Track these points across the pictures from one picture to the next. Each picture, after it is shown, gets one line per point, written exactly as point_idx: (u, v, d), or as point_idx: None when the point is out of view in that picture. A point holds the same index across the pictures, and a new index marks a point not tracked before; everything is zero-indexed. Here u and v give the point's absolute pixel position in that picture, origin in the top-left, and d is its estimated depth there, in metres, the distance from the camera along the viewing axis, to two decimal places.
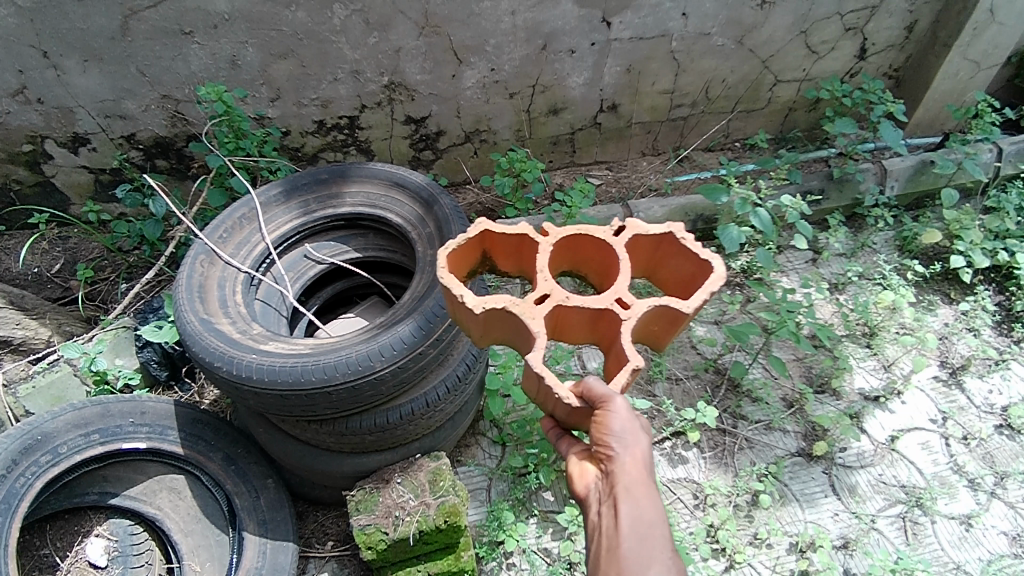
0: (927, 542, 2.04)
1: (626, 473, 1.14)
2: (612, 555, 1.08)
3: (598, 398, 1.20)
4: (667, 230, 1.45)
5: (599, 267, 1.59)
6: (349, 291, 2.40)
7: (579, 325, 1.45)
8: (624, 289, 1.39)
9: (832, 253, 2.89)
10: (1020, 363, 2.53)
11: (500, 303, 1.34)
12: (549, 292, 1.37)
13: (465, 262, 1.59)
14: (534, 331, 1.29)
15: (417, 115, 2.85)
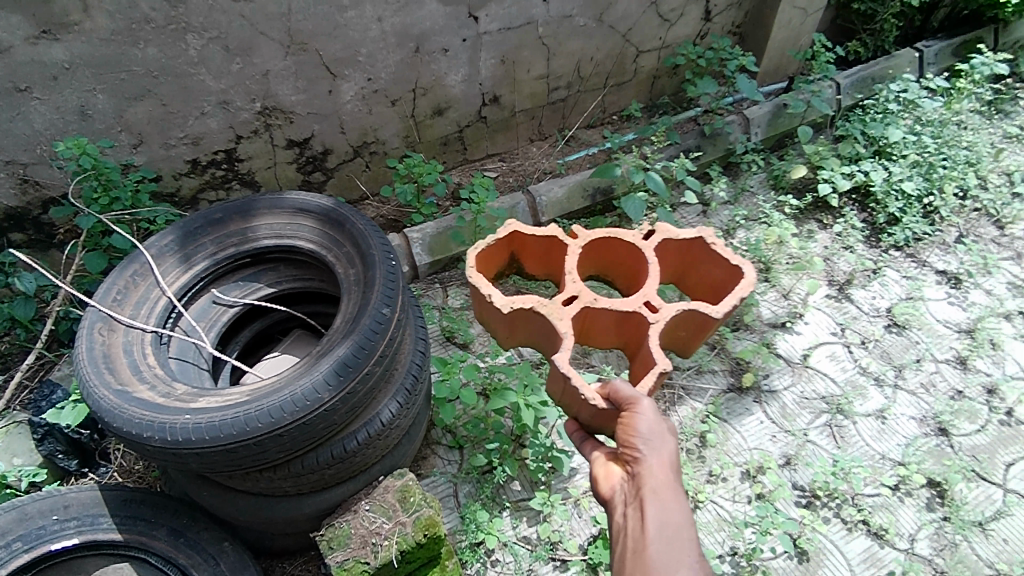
0: (853, 441, 2.26)
1: (652, 473, 1.33)
2: (639, 555, 1.20)
3: (628, 400, 1.50)
4: (697, 237, 2.12)
5: (629, 270, 2.24)
6: (269, 329, 2.29)
7: (607, 323, 2.04)
8: (652, 295, 1.97)
9: (719, 203, 3.11)
10: (893, 269, 2.84)
11: (530, 303, 1.92)
12: (577, 294, 1.96)
13: (497, 258, 2.28)
14: (562, 331, 1.86)
15: (299, 137, 2.76)
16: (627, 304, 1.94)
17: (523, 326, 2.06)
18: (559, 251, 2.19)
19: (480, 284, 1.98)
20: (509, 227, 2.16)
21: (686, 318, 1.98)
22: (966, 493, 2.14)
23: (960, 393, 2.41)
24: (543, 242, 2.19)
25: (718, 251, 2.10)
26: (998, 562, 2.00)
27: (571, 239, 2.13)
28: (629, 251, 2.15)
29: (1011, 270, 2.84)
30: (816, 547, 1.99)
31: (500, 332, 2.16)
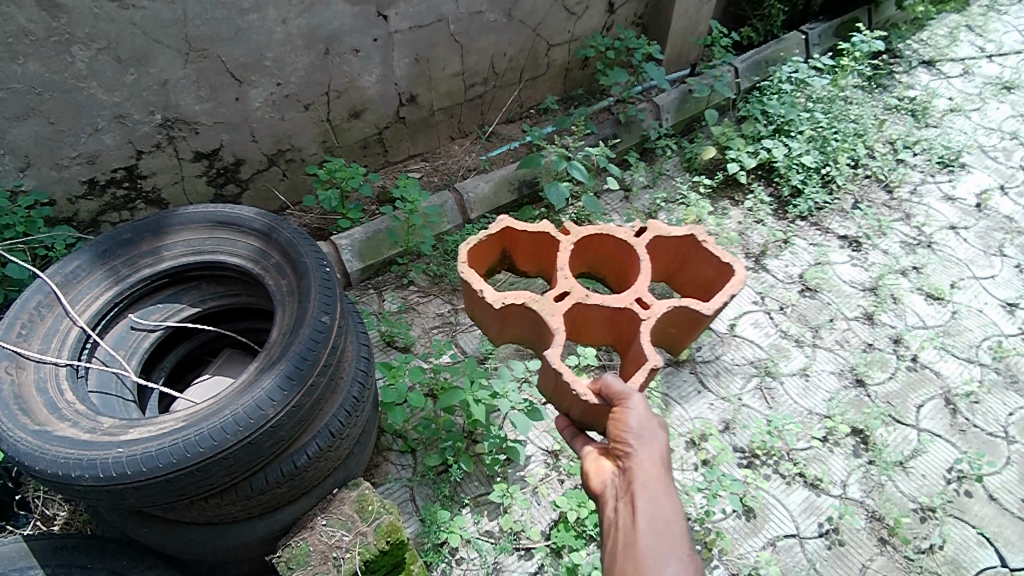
0: (782, 401, 2.40)
1: (643, 467, 1.37)
2: (631, 549, 1.22)
3: (619, 396, 1.57)
4: (687, 235, 2.27)
5: (621, 268, 2.37)
6: (195, 352, 2.12)
7: (601, 320, 2.16)
8: (644, 292, 2.10)
9: (639, 187, 3.22)
10: (801, 237, 3.04)
11: (521, 299, 2.04)
12: (569, 290, 2.09)
13: (490, 254, 2.40)
14: (554, 328, 1.98)
15: (207, 148, 2.63)
16: (619, 301, 2.07)
17: (516, 321, 2.17)
18: (551, 247, 2.32)
19: (473, 281, 2.11)
20: (502, 223, 2.28)
21: (676, 315, 2.11)
22: (885, 437, 2.32)
23: (871, 345, 2.61)
24: (536, 238, 2.31)
25: (708, 248, 2.25)
26: (920, 496, 2.19)
27: (563, 236, 2.24)
28: (622, 249, 2.28)
29: (902, 229, 3.09)
30: (760, 503, 2.12)
31: (490, 328, 2.28)
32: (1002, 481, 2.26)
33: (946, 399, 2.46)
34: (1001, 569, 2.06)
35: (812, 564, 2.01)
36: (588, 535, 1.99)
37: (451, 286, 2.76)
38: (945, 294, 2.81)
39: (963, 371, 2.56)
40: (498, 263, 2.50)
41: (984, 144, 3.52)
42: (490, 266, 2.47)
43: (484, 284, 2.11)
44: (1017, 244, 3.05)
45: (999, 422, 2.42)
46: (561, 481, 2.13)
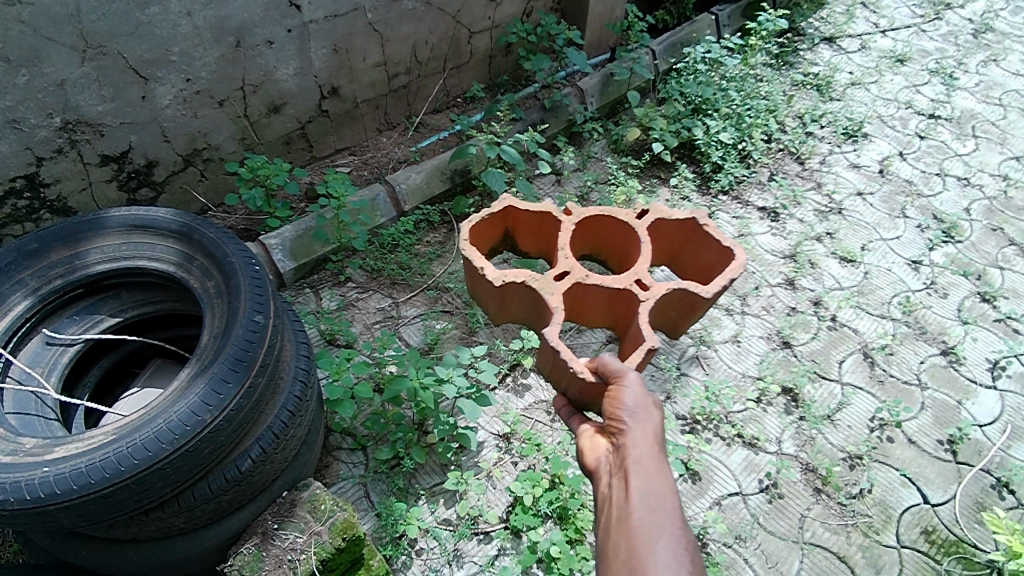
0: (718, 367, 2.51)
1: (637, 445, 1.41)
2: (625, 522, 1.27)
3: (616, 374, 1.60)
4: (689, 219, 2.28)
5: (621, 250, 2.40)
6: (123, 364, 1.99)
7: (599, 300, 2.20)
8: (643, 274, 2.13)
9: (570, 171, 3.27)
10: (724, 212, 3.17)
11: (521, 278, 2.08)
12: (568, 269, 2.12)
13: (492, 233, 2.42)
14: (553, 306, 2.02)
15: (114, 151, 2.47)
16: (618, 282, 2.11)
17: (515, 298, 2.21)
18: (552, 227, 2.34)
19: (474, 258, 2.14)
20: (502, 203, 2.29)
21: (673, 297, 2.14)
22: (813, 393, 2.47)
23: (794, 309, 2.76)
24: (536, 219, 2.33)
25: (709, 232, 2.26)
26: (848, 445, 2.34)
27: (564, 217, 2.26)
28: (622, 231, 2.30)
29: (815, 198, 3.28)
30: (704, 466, 2.22)
31: (489, 305, 2.33)
32: (919, 425, 2.45)
33: (864, 353, 2.64)
34: (923, 506, 2.23)
35: (755, 518, 2.12)
36: (544, 512, 2.02)
37: (387, 279, 2.71)
38: (856, 256, 3.00)
39: (877, 325, 2.75)
40: (498, 242, 2.52)
41: (882, 114, 3.77)
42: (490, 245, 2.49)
43: (485, 261, 2.14)
44: (917, 205, 3.29)
45: (912, 370, 2.62)
46: (514, 463, 2.16)
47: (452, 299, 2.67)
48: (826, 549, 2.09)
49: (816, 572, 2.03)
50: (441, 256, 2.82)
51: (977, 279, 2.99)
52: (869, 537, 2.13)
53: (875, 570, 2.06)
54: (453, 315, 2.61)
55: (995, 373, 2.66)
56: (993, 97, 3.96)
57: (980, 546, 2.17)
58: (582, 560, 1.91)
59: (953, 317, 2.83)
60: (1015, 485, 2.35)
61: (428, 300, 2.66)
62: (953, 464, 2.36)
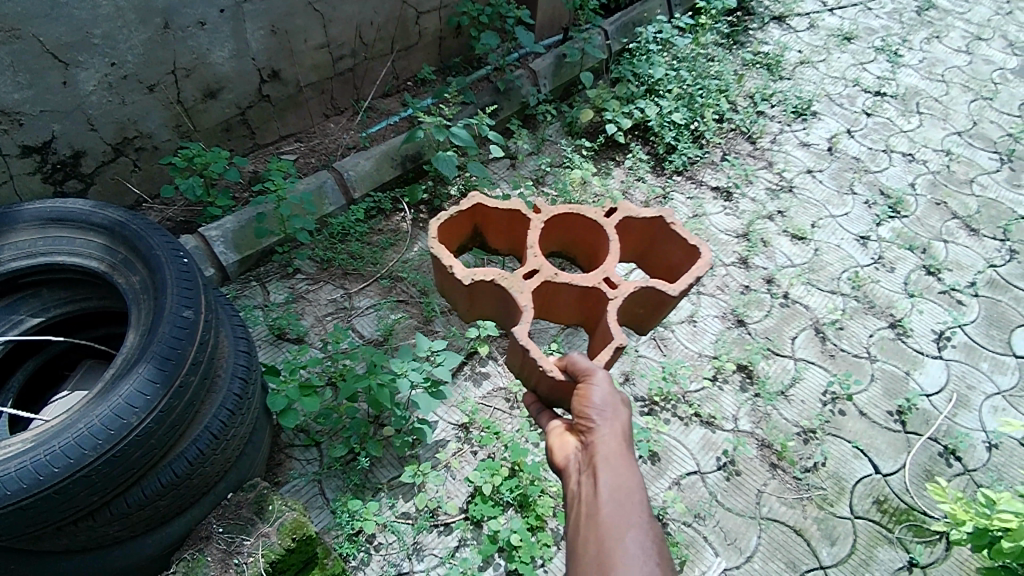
0: (675, 348, 2.50)
1: (604, 442, 1.37)
2: (594, 519, 1.23)
3: (583, 373, 1.52)
4: (657, 216, 2.06)
5: (590, 249, 2.19)
6: (50, 367, 1.85)
7: (568, 298, 1.98)
8: (611, 271, 1.92)
9: (524, 154, 3.21)
10: (679, 192, 3.17)
11: (490, 276, 1.86)
12: (538, 268, 1.90)
13: (460, 232, 2.17)
14: (522, 305, 1.80)
15: (36, 141, 2.32)
16: (586, 279, 1.90)
17: (486, 298, 1.98)
18: (521, 225, 2.11)
19: (441, 255, 1.91)
20: (472, 199, 2.06)
21: (640, 296, 1.94)
22: (767, 369, 2.49)
23: (747, 288, 2.78)
24: (505, 217, 2.10)
25: (678, 232, 2.05)
26: (801, 420, 2.37)
27: (533, 215, 2.03)
28: (591, 230, 2.07)
29: (767, 176, 3.31)
30: (662, 446, 2.21)
31: (456, 307, 2.11)
32: (869, 397, 2.50)
33: (816, 328, 2.68)
34: (874, 476, 2.28)
35: (713, 495, 2.13)
36: (505, 501, 1.97)
37: (337, 269, 2.61)
38: (807, 234, 3.04)
39: (828, 301, 2.79)
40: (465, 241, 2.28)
41: (831, 92, 3.82)
42: (460, 244, 2.24)
43: (454, 260, 1.92)
44: (865, 181, 3.35)
45: (862, 343, 2.67)
46: (473, 452, 2.10)
47: (407, 288, 2.58)
48: (784, 523, 2.11)
49: (774, 546, 2.05)
50: (394, 243, 2.72)
51: (923, 253, 3.06)
52: (823, 510, 2.16)
53: (830, 541, 2.09)
54: (406, 304, 2.54)
55: (941, 344, 2.74)
56: (936, 73, 4.05)
57: (930, 513, 2.21)
58: (544, 547, 1.88)
59: (900, 290, 2.90)
60: (961, 452, 2.43)
61: (382, 290, 2.58)
62: (903, 434, 2.42)
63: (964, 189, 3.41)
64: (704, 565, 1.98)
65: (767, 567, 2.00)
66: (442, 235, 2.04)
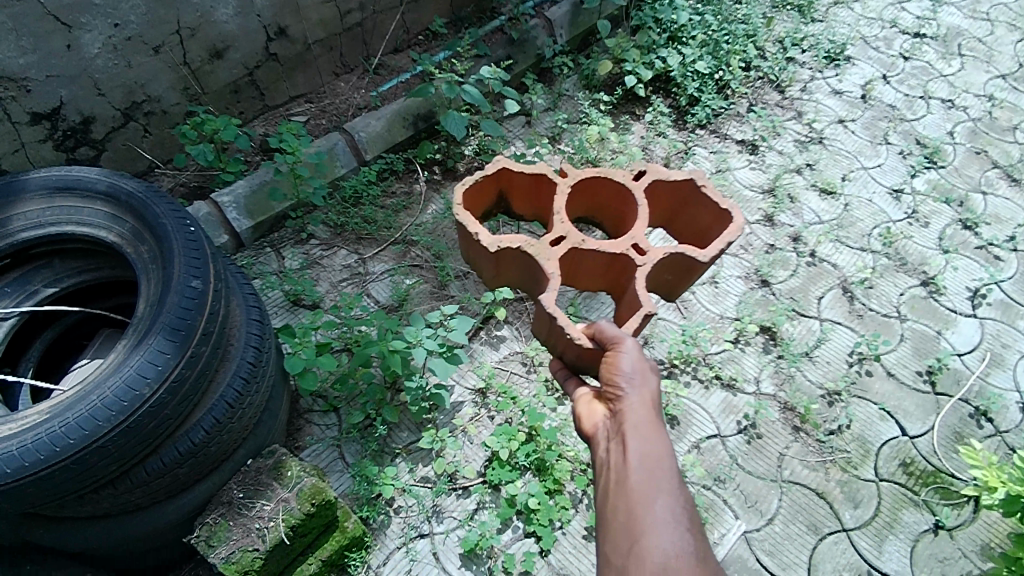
0: (695, 310, 2.43)
1: (634, 410, 1.32)
2: (623, 485, 1.22)
3: (611, 341, 1.46)
4: (687, 178, 1.90)
5: (617, 215, 2.05)
6: (68, 337, 1.87)
7: (595, 266, 1.87)
8: (640, 237, 1.79)
9: (540, 110, 3.10)
10: (701, 146, 3.05)
11: (516, 243, 1.75)
12: (565, 235, 1.78)
13: (485, 199, 2.04)
14: (549, 272, 1.70)
15: (45, 108, 2.29)
16: (614, 246, 1.77)
17: (512, 266, 1.89)
18: (546, 190, 1.97)
19: (466, 221, 1.80)
20: (497, 163, 1.91)
21: (670, 262, 1.82)
22: (791, 331, 2.42)
23: (773, 247, 2.68)
24: (531, 182, 1.95)
25: (709, 194, 1.88)
26: (826, 382, 2.31)
27: (559, 178, 1.89)
28: (619, 195, 1.93)
29: (795, 128, 3.16)
30: (682, 410, 2.17)
31: (481, 275, 2.00)
32: (898, 357, 2.43)
33: (844, 288, 2.58)
34: (901, 438, 2.22)
35: (734, 459, 2.09)
36: (522, 465, 1.95)
37: (352, 234, 2.57)
38: (836, 188, 2.92)
39: (857, 259, 2.69)
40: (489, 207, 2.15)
41: (866, 35, 3.60)
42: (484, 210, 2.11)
43: (480, 226, 1.82)
44: (900, 130, 3.19)
45: (891, 303, 2.58)
46: (490, 417, 2.08)
47: (421, 252, 2.54)
48: (806, 487, 2.07)
49: (795, 509, 2.02)
50: (408, 205, 2.67)
51: (959, 206, 2.92)
52: (847, 472, 2.12)
53: (853, 504, 2.05)
54: (421, 267, 2.50)
55: (976, 301, 2.63)
56: (981, 11, 3.79)
57: (958, 476, 2.16)
58: (561, 510, 1.88)
59: (934, 246, 2.77)
60: (993, 413, 2.35)
61: (397, 254, 2.54)
62: (932, 396, 2.35)
63: (1006, 137, 3.22)
64: (724, 528, 1.96)
65: (788, 530, 1.98)
66: (466, 201, 1.91)
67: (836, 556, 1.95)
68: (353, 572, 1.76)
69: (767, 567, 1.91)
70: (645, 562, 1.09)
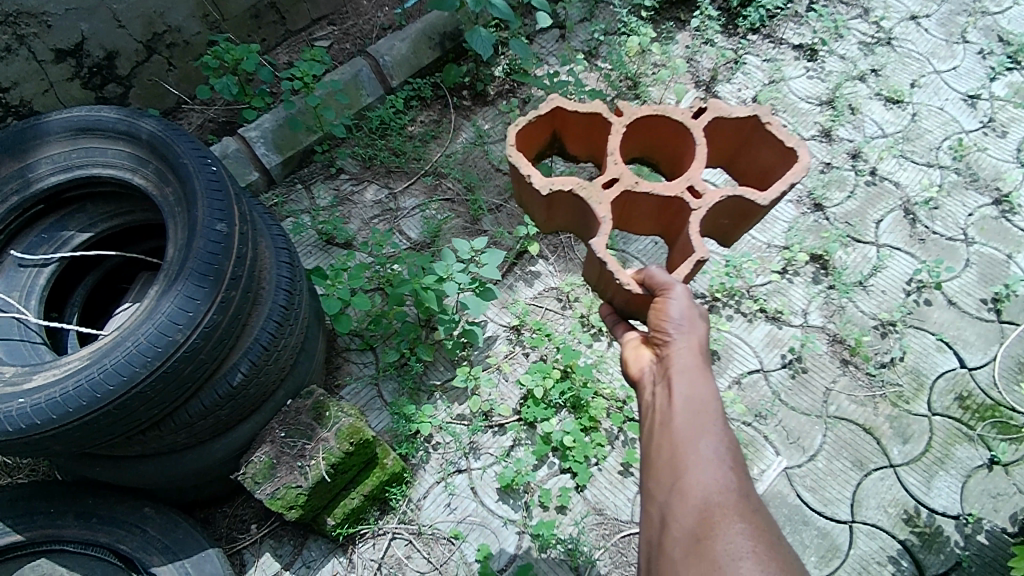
0: (741, 239, 2.30)
1: (682, 354, 1.22)
2: (667, 429, 1.14)
3: (661, 287, 1.31)
4: (751, 116, 1.56)
5: (671, 157, 1.73)
6: (109, 282, 1.89)
7: (646, 211, 1.58)
8: (696, 177, 1.50)
9: (575, 22, 2.88)
10: (753, 55, 2.79)
11: (568, 186, 1.48)
12: (618, 177, 1.49)
13: (537, 141, 1.72)
14: (600, 217, 1.44)
15: (67, 44, 2.25)
16: (669, 189, 1.48)
17: (563, 212, 1.60)
18: (600, 131, 1.65)
19: (518, 162, 1.52)
20: (550, 100, 1.58)
21: (732, 205, 1.51)
22: (844, 259, 2.28)
23: (828, 166, 2.48)
24: (585, 123, 1.63)
25: (775, 133, 1.54)
26: (880, 312, 2.19)
27: (613, 117, 1.57)
28: (675, 134, 1.60)
29: (860, 28, 2.85)
30: (723, 345, 2.10)
31: (531, 220, 1.72)
32: (961, 284, 2.27)
33: (905, 210, 2.39)
34: (959, 370, 2.11)
35: (777, 395, 2.03)
36: (558, 403, 1.95)
37: (381, 167, 2.49)
38: (904, 96, 2.65)
39: (922, 177, 2.47)
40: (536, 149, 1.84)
41: None
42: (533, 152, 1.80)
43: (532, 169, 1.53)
44: (981, 26, 2.84)
45: (958, 225, 2.38)
46: (525, 354, 2.06)
47: (453, 184, 2.45)
48: (852, 422, 2.01)
49: (840, 445, 1.97)
50: (438, 134, 2.56)
51: None
52: (897, 407, 2.04)
53: (902, 439, 1.98)
54: (453, 200, 2.43)
55: None
56: None
57: (1020, 409, 2.05)
58: (597, 446, 1.88)
59: (1010, 159, 2.53)
60: None
61: (427, 188, 2.46)
62: (996, 325, 2.20)
63: None
64: (764, 464, 1.93)
65: (831, 466, 1.93)
66: (519, 143, 1.61)
67: (881, 492, 1.91)
68: (395, 505, 1.82)
69: (808, 503, 1.88)
70: (685, 503, 1.04)
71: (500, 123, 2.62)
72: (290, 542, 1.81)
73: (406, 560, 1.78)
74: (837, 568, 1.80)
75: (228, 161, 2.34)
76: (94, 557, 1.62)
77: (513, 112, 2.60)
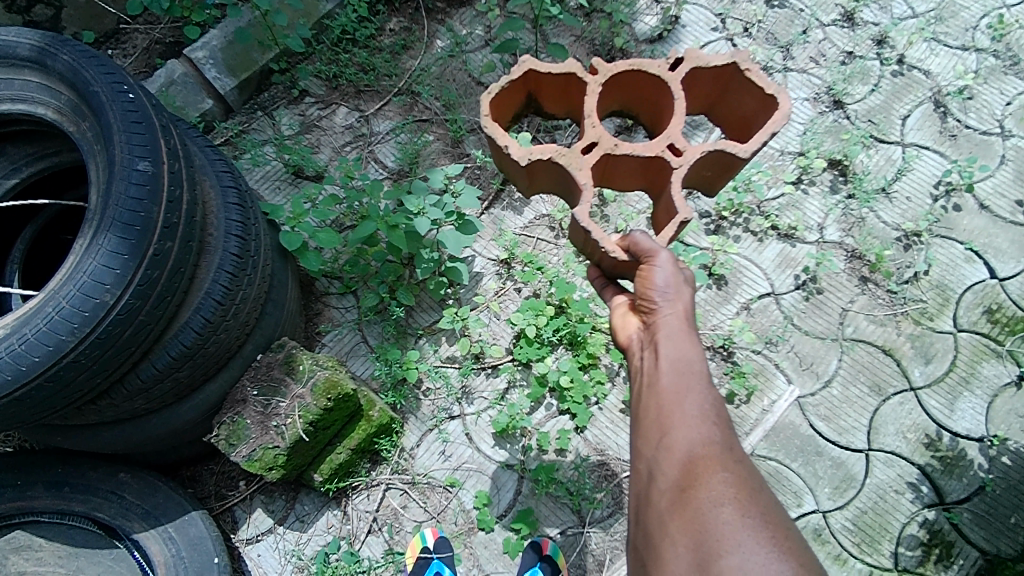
0: None
1: (668, 322, 1.04)
2: (653, 396, 0.99)
3: (645, 253, 1.10)
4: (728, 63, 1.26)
5: (648, 115, 1.45)
6: (51, 233, 1.72)
7: (624, 173, 1.33)
8: (675, 133, 1.24)
9: None
10: None
11: (546, 154, 1.22)
12: (596, 141, 1.23)
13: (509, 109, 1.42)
14: (581, 184, 1.20)
15: None
16: (649, 148, 1.23)
17: (544, 182, 1.35)
18: (573, 94, 1.37)
19: (494, 132, 1.24)
20: (522, 63, 1.28)
21: (719, 162, 1.27)
22: (866, 162, 2.06)
23: (851, 55, 2.19)
24: (560, 85, 1.33)
25: (755, 80, 1.25)
26: (904, 223, 1.99)
27: (588, 76, 1.28)
28: (650, 89, 1.32)
29: None
30: (731, 268, 1.93)
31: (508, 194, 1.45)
32: (994, 186, 2.05)
33: (936, 102, 2.13)
34: (989, 281, 1.94)
35: (789, 319, 1.89)
36: (552, 341, 1.82)
37: (349, 87, 2.23)
38: None
39: (956, 63, 2.19)
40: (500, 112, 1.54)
41: None
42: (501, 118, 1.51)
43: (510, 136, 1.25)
44: None
45: (994, 116, 2.13)
46: (517, 290, 1.91)
47: (428, 104, 2.20)
48: (871, 344, 1.87)
49: (857, 370, 1.84)
50: (410, 45, 2.28)
51: None
52: (920, 325, 1.89)
53: (925, 360, 1.85)
54: (430, 121, 2.19)
55: None
56: None
57: None
58: (596, 385, 1.77)
59: None
60: None
61: (401, 108, 2.21)
62: None
63: None
64: (775, 394, 1.81)
65: (848, 393, 1.82)
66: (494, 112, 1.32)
67: (901, 417, 1.80)
68: (386, 456, 1.74)
69: (821, 433, 1.78)
70: (668, 457, 0.92)
71: (479, 28, 2.33)
72: (282, 496, 1.74)
73: (402, 510, 1.73)
74: (852, 499, 1.72)
75: (175, 89, 2.11)
76: (73, 527, 1.57)
77: (492, 14, 2.30)
